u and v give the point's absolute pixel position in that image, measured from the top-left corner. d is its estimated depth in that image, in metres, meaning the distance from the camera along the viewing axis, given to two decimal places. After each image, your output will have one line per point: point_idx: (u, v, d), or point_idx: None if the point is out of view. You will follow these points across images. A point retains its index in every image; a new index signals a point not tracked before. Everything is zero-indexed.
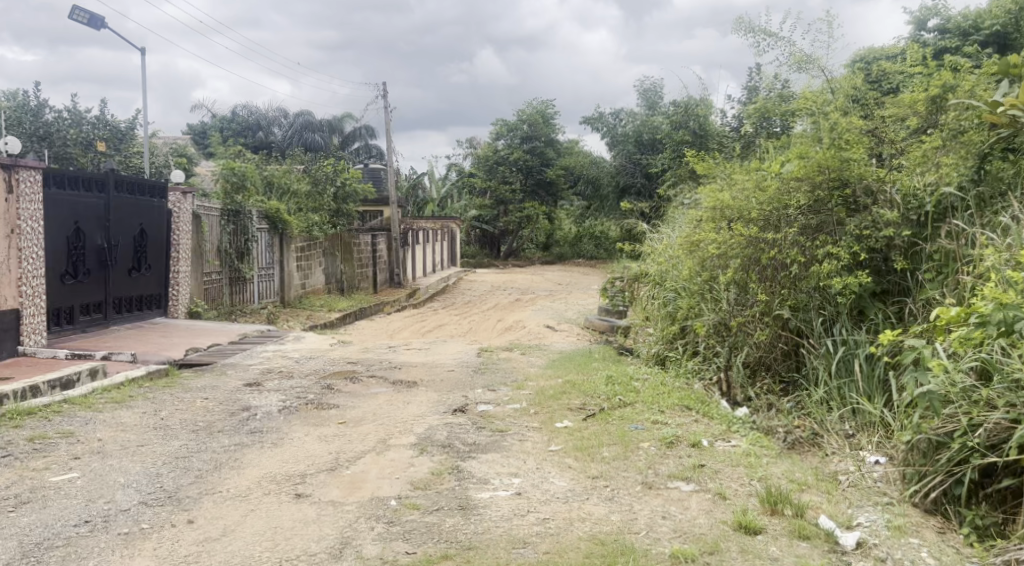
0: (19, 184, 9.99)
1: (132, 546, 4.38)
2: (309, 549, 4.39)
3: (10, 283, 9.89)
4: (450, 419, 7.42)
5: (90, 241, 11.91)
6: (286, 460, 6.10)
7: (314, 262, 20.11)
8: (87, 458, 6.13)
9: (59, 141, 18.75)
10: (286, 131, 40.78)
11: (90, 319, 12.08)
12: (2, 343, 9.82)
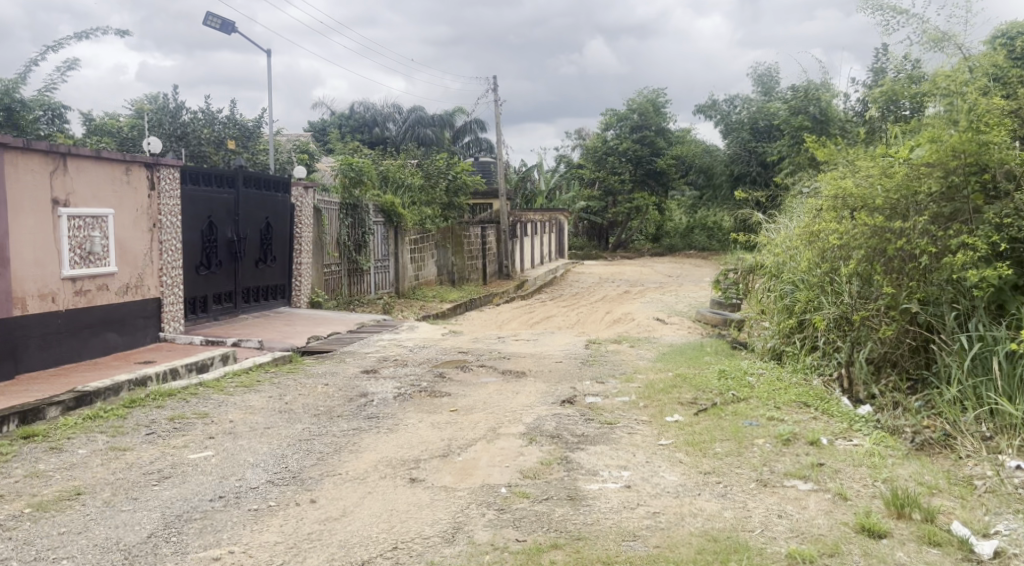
0: (160, 182, 10.72)
1: (261, 522, 4.63)
2: (423, 532, 4.51)
3: (153, 274, 10.63)
4: (559, 410, 7.46)
5: (222, 234, 12.66)
6: (401, 445, 6.30)
7: (427, 254, 20.62)
8: (220, 438, 6.53)
9: (195, 140, 20.01)
10: (401, 126, 41.80)
11: (222, 308, 12.85)
12: (146, 329, 10.58)
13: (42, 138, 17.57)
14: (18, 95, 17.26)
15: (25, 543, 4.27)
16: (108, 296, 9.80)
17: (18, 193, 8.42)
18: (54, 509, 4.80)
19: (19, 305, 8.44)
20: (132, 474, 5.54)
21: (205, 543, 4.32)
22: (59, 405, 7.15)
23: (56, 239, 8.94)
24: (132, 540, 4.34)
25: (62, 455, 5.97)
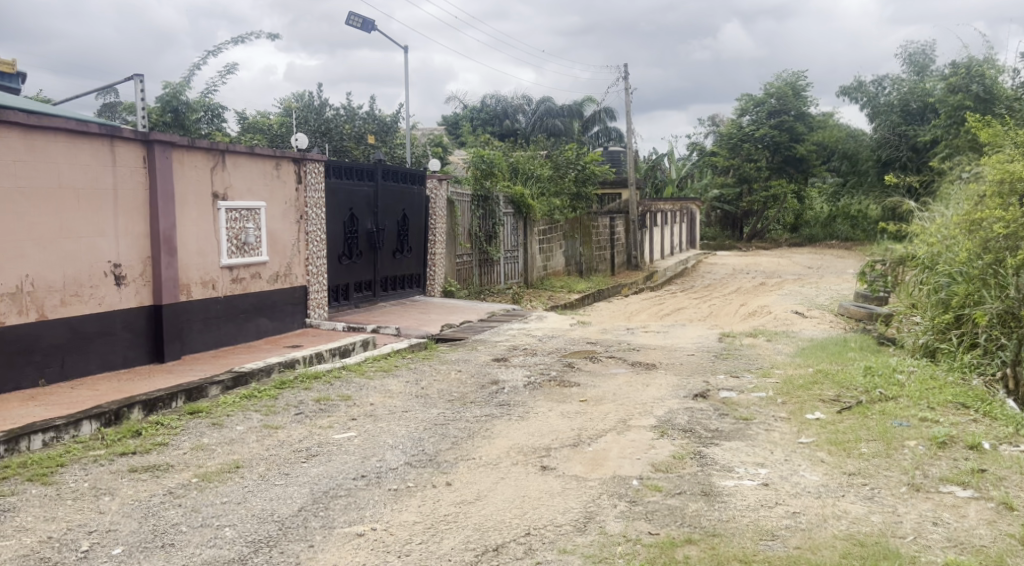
0: (307, 175, 11.32)
1: (400, 501, 4.82)
2: (556, 520, 4.55)
3: (300, 263, 11.27)
4: (691, 404, 7.31)
5: (362, 226, 13.22)
6: (532, 434, 6.38)
7: (556, 244, 20.73)
8: (361, 420, 6.84)
9: (337, 135, 21.00)
10: (532, 117, 42.01)
11: (362, 296, 13.43)
12: (294, 315, 11.21)
13: (203, 136, 18.91)
14: (182, 97, 18.65)
15: (192, 510, 4.63)
16: (260, 284, 10.46)
17: (184, 188, 9.11)
18: (216, 480, 5.18)
19: (184, 291, 9.15)
20: (283, 451, 5.90)
21: (350, 519, 4.53)
22: (219, 384, 7.71)
23: (216, 230, 9.62)
24: (285, 512, 4.62)
25: (221, 430, 6.44)
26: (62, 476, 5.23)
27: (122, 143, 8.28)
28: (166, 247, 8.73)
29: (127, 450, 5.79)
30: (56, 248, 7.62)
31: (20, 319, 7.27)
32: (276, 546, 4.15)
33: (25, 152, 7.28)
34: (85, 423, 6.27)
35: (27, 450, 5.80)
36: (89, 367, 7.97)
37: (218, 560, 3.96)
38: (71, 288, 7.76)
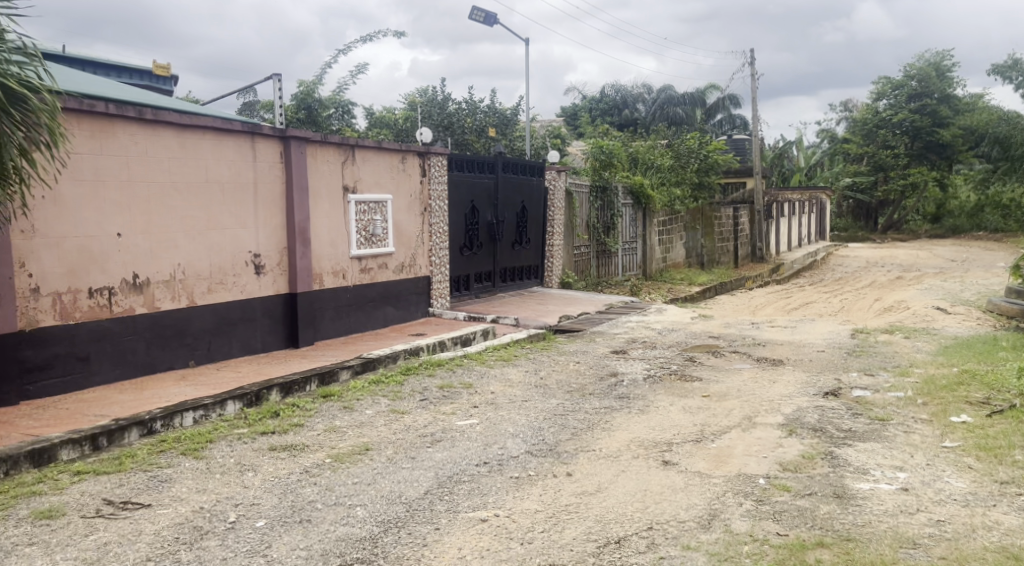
0: (431, 168, 11.62)
1: (522, 490, 4.87)
2: (679, 516, 4.48)
3: (424, 254, 11.58)
4: (822, 402, 7.01)
5: (483, 218, 13.43)
6: (653, 427, 6.29)
7: (676, 236, 20.33)
8: (483, 407, 6.96)
9: (459, 129, 21.40)
10: (652, 107, 41.30)
11: (482, 287, 13.65)
12: (418, 304, 11.54)
13: (334, 132, 19.73)
14: (315, 95, 19.52)
15: (326, 489, 4.86)
16: (387, 274, 10.82)
17: (317, 182, 9.53)
18: (348, 461, 5.41)
19: (317, 280, 9.59)
20: (410, 435, 6.09)
21: (474, 504, 4.60)
22: (349, 369, 8.05)
23: (346, 222, 10.01)
24: (412, 495, 4.76)
25: (352, 414, 6.71)
26: (211, 451, 5.61)
27: (262, 140, 8.76)
28: (301, 238, 9.17)
29: (267, 429, 6.14)
30: (204, 239, 8.14)
31: (173, 305, 7.82)
32: (404, 527, 4.27)
33: (179, 149, 7.81)
34: (230, 402, 6.69)
35: (180, 425, 6.26)
36: (232, 351, 8.50)
37: (351, 537, 4.12)
38: (217, 277, 8.28)
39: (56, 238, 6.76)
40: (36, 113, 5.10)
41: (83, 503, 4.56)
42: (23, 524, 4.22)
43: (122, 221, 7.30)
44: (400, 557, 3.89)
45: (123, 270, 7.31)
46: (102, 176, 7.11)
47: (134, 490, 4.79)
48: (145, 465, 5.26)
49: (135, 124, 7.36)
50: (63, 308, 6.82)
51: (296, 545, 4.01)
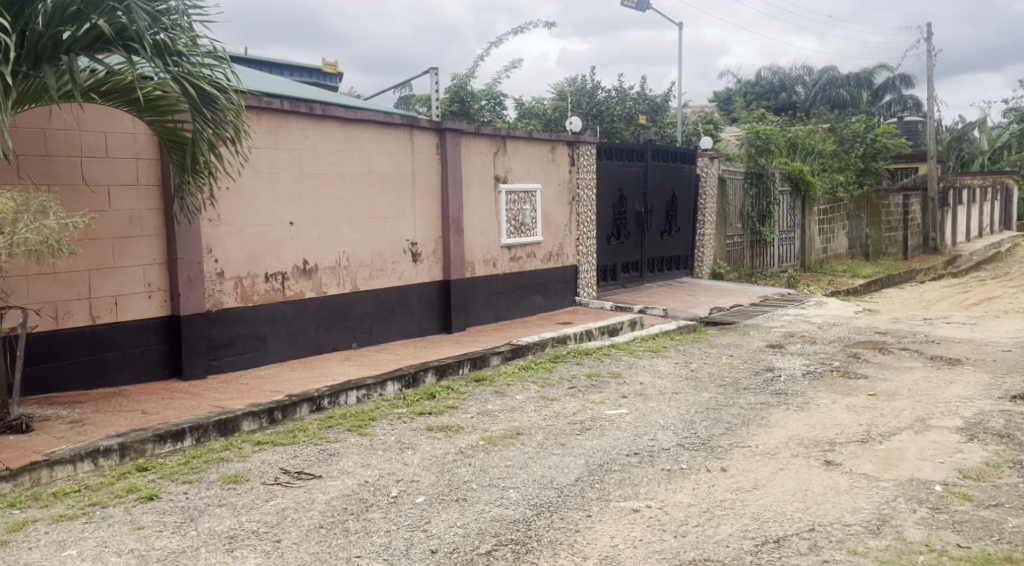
0: (580, 158, 11.62)
1: (675, 482, 4.78)
2: (844, 519, 4.25)
3: (572, 243, 11.61)
4: (1007, 406, 6.42)
5: (632, 206, 13.28)
6: (813, 425, 6.00)
7: (838, 225, 19.24)
8: (632, 398, 6.90)
9: (608, 117, 21.21)
10: (812, 89, 39.19)
11: (630, 276, 13.51)
12: (566, 293, 11.61)
13: (485, 123, 20.12)
14: (467, 88, 19.99)
15: (480, 470, 4.99)
16: (536, 263, 10.95)
17: (470, 172, 9.77)
18: (500, 444, 5.53)
19: (469, 268, 9.84)
20: (560, 422, 6.14)
21: (625, 494, 4.57)
22: (499, 354, 8.22)
23: (497, 211, 10.21)
24: (563, 481, 4.80)
25: (503, 399, 6.85)
26: (373, 429, 5.91)
27: (420, 132, 9.08)
28: (455, 227, 9.44)
29: (424, 410, 6.39)
30: (367, 228, 8.56)
31: (338, 290, 8.28)
32: (557, 512, 4.30)
33: (344, 143, 8.24)
34: (389, 383, 7.02)
35: (345, 403, 6.63)
36: (390, 335, 8.90)
37: (505, 518, 4.20)
38: (377, 264, 8.69)
39: (238, 227, 7.32)
40: (225, 112, 5.58)
41: (263, 470, 4.93)
42: (213, 487, 4.62)
43: (294, 211, 7.79)
44: (553, 541, 3.92)
45: (295, 257, 7.82)
46: (277, 169, 7.62)
47: (306, 461, 5.13)
48: (316, 439, 5.61)
49: (306, 120, 7.84)
50: (244, 291, 7.38)
51: (453, 523, 4.14)
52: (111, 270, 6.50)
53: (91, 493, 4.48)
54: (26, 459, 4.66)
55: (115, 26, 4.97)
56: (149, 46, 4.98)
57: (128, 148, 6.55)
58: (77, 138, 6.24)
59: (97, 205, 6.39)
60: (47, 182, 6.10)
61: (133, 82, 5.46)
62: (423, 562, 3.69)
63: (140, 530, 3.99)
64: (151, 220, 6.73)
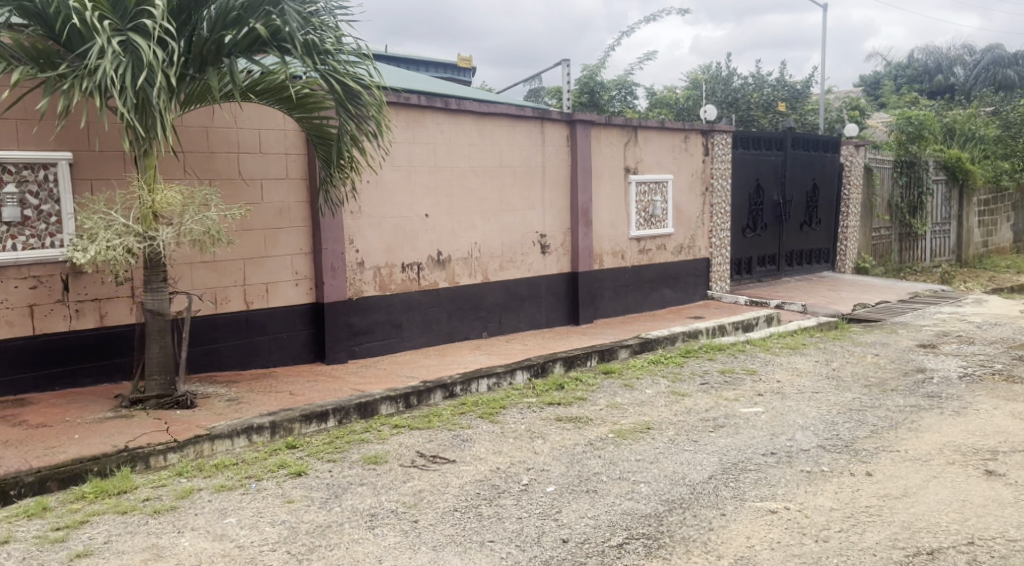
0: (714, 147, 11.32)
1: (816, 485, 4.59)
2: (1007, 534, 3.95)
3: (704, 235, 11.33)
4: None
5: (769, 197, 12.80)
6: (971, 432, 5.59)
7: (1000, 216, 17.81)
8: (769, 396, 6.67)
9: (745, 105, 20.44)
10: (972, 70, 36.25)
11: (766, 270, 13.03)
12: (697, 286, 11.35)
13: (615, 114, 19.95)
14: (598, 78, 19.87)
15: (611, 462, 4.98)
16: (666, 255, 10.76)
17: (600, 163, 9.73)
18: (630, 438, 5.50)
19: (598, 260, 9.80)
20: (692, 418, 6.02)
21: (761, 494, 4.43)
22: (628, 348, 8.16)
23: (627, 202, 10.11)
24: (696, 478, 4.70)
25: (632, 392, 6.80)
26: (504, 417, 6.02)
27: (551, 124, 9.13)
28: (584, 219, 9.44)
29: (554, 400, 6.44)
30: (498, 220, 8.69)
31: (470, 280, 8.47)
32: (690, 508, 4.23)
33: (478, 136, 8.40)
34: (519, 372, 7.12)
35: (476, 391, 6.79)
36: (520, 325, 9.02)
37: (637, 512, 4.18)
38: (507, 255, 8.81)
39: (377, 218, 7.61)
40: (368, 107, 5.82)
41: (400, 453, 5.13)
42: (355, 466, 4.86)
43: (429, 203, 8.03)
44: (686, 538, 3.86)
45: (430, 248, 8.05)
46: (414, 163, 7.86)
47: (441, 446, 5.29)
48: (450, 424, 5.78)
49: (442, 114, 8.04)
50: (382, 280, 7.68)
51: (584, 513, 4.16)
52: (263, 259, 6.92)
53: (248, 466, 4.82)
54: (190, 431, 5.06)
55: (270, 28, 5.28)
56: (300, 45, 5.25)
57: (279, 145, 6.95)
58: (234, 136, 6.68)
59: (251, 198, 6.82)
60: (208, 176, 6.56)
61: (285, 81, 5.78)
62: (555, 550, 3.72)
63: (291, 503, 4.24)
64: (299, 212, 7.12)
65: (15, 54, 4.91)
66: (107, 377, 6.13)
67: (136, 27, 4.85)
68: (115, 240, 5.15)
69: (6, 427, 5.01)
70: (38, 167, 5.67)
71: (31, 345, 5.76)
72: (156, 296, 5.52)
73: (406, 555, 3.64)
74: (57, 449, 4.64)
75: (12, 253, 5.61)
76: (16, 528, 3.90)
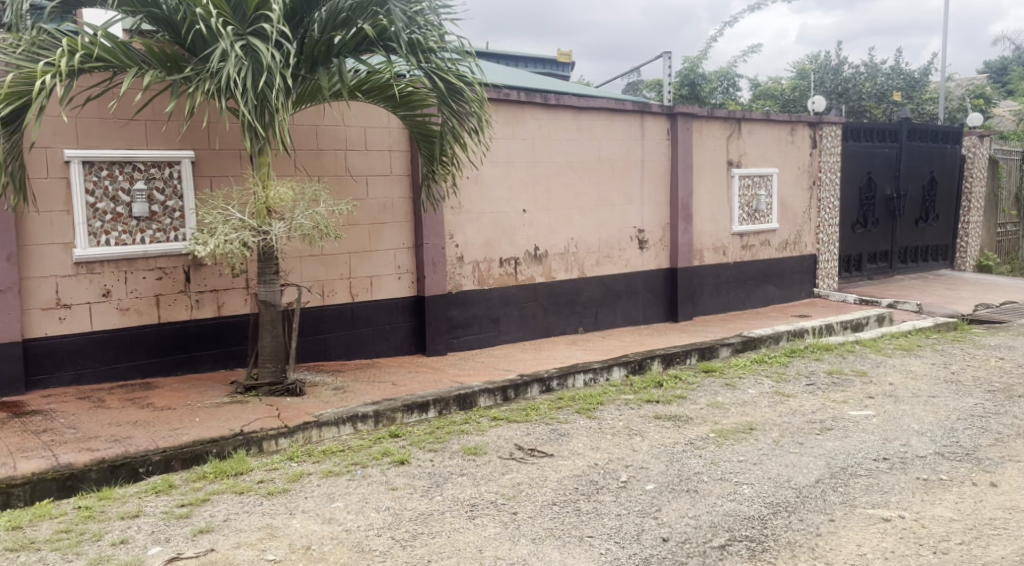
0: (823, 139, 10.91)
1: (933, 494, 4.36)
2: None
3: (811, 230, 10.93)
4: None
5: (881, 191, 12.23)
6: None
7: None
8: (881, 399, 6.38)
9: (855, 95, 19.51)
10: None
11: (877, 267, 12.46)
12: (802, 284, 10.96)
13: (717, 106, 19.49)
14: (699, 70, 19.41)
15: (712, 462, 4.89)
16: (770, 252, 10.45)
17: (702, 157, 9.53)
18: (732, 438, 5.37)
19: (698, 256, 9.61)
20: (797, 420, 5.83)
21: (873, 501, 4.25)
22: (729, 346, 7.98)
23: (729, 197, 9.87)
24: (802, 481, 4.55)
25: (734, 391, 6.64)
26: (602, 413, 6.00)
27: (651, 118, 9.01)
28: (684, 214, 9.27)
29: (653, 398, 6.36)
30: (595, 215, 8.65)
31: (567, 275, 8.47)
32: (795, 513, 4.10)
33: (576, 131, 8.38)
34: (616, 368, 7.08)
35: (573, 386, 6.80)
36: (617, 321, 8.95)
37: (739, 514, 4.08)
38: (605, 251, 8.76)
39: (476, 213, 7.71)
40: (470, 104, 5.88)
41: (499, 445, 5.19)
42: (455, 456, 4.95)
43: (527, 199, 8.07)
44: (792, 543, 3.75)
45: (527, 243, 8.10)
46: (513, 158, 7.92)
47: (539, 440, 5.32)
48: (547, 418, 5.80)
49: (541, 110, 8.07)
50: (480, 275, 7.78)
51: (685, 513, 4.10)
52: (368, 253, 7.13)
53: (353, 453, 4.98)
54: (300, 418, 5.28)
55: (377, 28, 5.43)
56: (405, 44, 5.38)
57: (384, 142, 7.14)
58: (342, 134, 6.90)
59: (357, 194, 7.03)
60: (318, 173, 6.80)
61: (390, 80, 5.91)
62: (655, 549, 3.68)
63: (394, 491, 4.36)
64: (402, 208, 7.30)
65: (145, 58, 5.18)
66: (223, 364, 6.46)
67: (252, 31, 5.09)
68: (232, 234, 5.37)
69: (135, 408, 5.35)
70: (163, 165, 6.03)
71: (157, 333, 6.13)
72: (269, 288, 5.79)
73: (506, 546, 3.68)
74: (180, 430, 4.93)
75: (141, 246, 5.98)
76: (145, 504, 4.16)
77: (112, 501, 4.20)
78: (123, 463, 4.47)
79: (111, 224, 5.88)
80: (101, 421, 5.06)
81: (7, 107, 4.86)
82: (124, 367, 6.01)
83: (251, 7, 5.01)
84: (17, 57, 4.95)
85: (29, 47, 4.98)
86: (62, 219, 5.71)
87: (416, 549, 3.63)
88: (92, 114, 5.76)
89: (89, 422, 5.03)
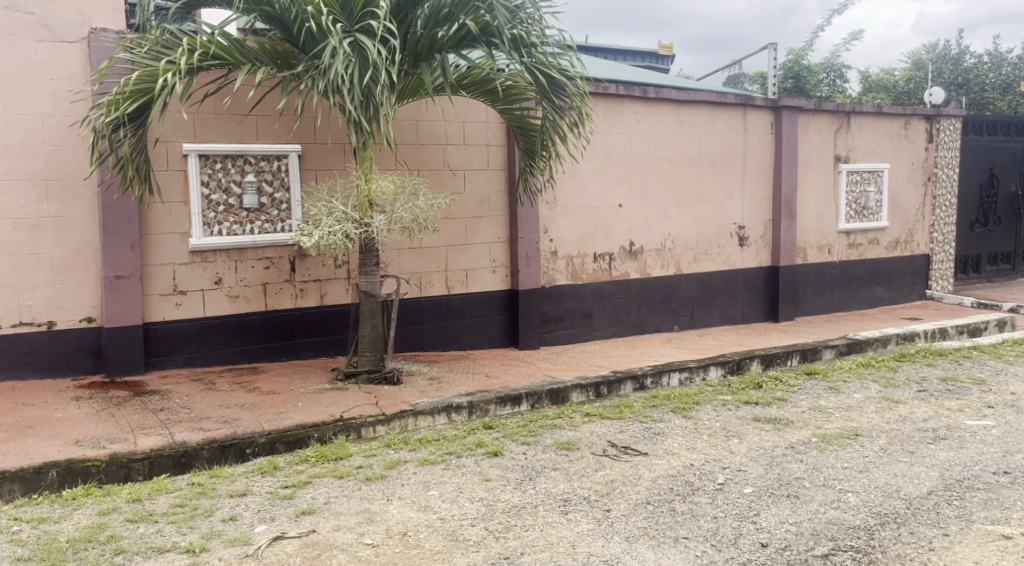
0: (940, 133, 10.33)
1: None
2: None
3: (925, 229, 10.37)
4: None
5: (1004, 188, 11.51)
6: None
7: None
8: (1001, 409, 5.99)
9: (977, 86, 18.19)
10: None
11: (997, 270, 11.76)
12: (914, 285, 10.43)
13: (823, 99, 18.69)
14: (804, 62, 18.73)
15: (815, 468, 4.70)
16: (878, 251, 9.98)
17: (808, 152, 9.18)
18: (836, 444, 5.16)
19: (801, 254, 9.26)
20: (908, 427, 5.54)
21: (992, 516, 3.99)
22: (833, 348, 7.68)
23: (836, 194, 9.48)
24: (913, 492, 4.32)
25: (839, 395, 6.38)
26: (698, 413, 5.87)
27: (754, 111, 8.76)
28: (787, 210, 8.96)
29: (751, 400, 6.18)
30: (693, 210, 8.47)
31: (662, 272, 8.33)
32: (905, 525, 3.90)
33: (676, 125, 8.23)
34: (712, 368, 6.93)
35: (668, 384, 6.69)
36: (713, 320, 8.74)
37: (844, 523, 3.91)
38: (703, 248, 8.57)
39: (571, 208, 7.67)
40: (571, 99, 5.82)
41: (592, 441, 5.16)
42: (548, 451, 4.95)
43: (623, 194, 7.97)
44: (902, 556, 3.56)
45: (623, 238, 8.01)
46: (611, 152, 7.84)
47: (633, 437, 5.26)
48: (642, 416, 5.73)
49: (641, 103, 7.95)
50: (574, 270, 7.75)
51: (785, 519, 3.96)
52: (464, 246, 7.21)
53: (448, 443, 5.05)
54: (397, 406, 5.39)
55: (479, 23, 5.46)
56: (507, 39, 5.40)
57: (482, 136, 7.21)
58: (442, 128, 6.99)
59: (455, 188, 7.11)
60: (417, 168, 6.91)
61: (490, 74, 5.93)
62: (753, 554, 3.58)
63: (488, 481, 4.41)
64: (498, 202, 7.35)
65: (257, 56, 5.41)
66: (324, 351, 6.68)
67: (359, 27, 5.23)
68: (336, 226, 5.50)
69: (243, 392, 5.59)
70: (272, 159, 6.27)
71: (263, 320, 6.39)
72: (369, 279, 5.91)
73: (600, 543, 3.65)
74: (284, 414, 5.12)
75: (250, 236, 6.23)
76: (252, 483, 4.35)
77: (222, 479, 4.41)
78: (232, 443, 4.67)
79: (224, 215, 6.15)
80: (212, 403, 5.32)
81: (132, 104, 5.14)
82: (232, 352, 6.30)
83: (358, 5, 5.15)
84: (143, 56, 5.23)
85: (153, 46, 5.24)
86: (180, 210, 6.02)
87: (509, 542, 3.65)
88: (209, 110, 6.05)
89: (201, 403, 5.30)
